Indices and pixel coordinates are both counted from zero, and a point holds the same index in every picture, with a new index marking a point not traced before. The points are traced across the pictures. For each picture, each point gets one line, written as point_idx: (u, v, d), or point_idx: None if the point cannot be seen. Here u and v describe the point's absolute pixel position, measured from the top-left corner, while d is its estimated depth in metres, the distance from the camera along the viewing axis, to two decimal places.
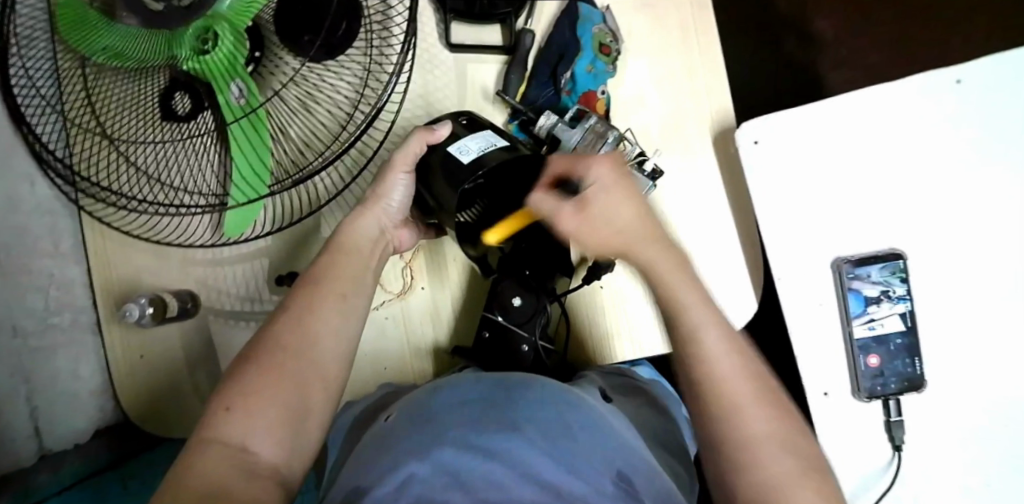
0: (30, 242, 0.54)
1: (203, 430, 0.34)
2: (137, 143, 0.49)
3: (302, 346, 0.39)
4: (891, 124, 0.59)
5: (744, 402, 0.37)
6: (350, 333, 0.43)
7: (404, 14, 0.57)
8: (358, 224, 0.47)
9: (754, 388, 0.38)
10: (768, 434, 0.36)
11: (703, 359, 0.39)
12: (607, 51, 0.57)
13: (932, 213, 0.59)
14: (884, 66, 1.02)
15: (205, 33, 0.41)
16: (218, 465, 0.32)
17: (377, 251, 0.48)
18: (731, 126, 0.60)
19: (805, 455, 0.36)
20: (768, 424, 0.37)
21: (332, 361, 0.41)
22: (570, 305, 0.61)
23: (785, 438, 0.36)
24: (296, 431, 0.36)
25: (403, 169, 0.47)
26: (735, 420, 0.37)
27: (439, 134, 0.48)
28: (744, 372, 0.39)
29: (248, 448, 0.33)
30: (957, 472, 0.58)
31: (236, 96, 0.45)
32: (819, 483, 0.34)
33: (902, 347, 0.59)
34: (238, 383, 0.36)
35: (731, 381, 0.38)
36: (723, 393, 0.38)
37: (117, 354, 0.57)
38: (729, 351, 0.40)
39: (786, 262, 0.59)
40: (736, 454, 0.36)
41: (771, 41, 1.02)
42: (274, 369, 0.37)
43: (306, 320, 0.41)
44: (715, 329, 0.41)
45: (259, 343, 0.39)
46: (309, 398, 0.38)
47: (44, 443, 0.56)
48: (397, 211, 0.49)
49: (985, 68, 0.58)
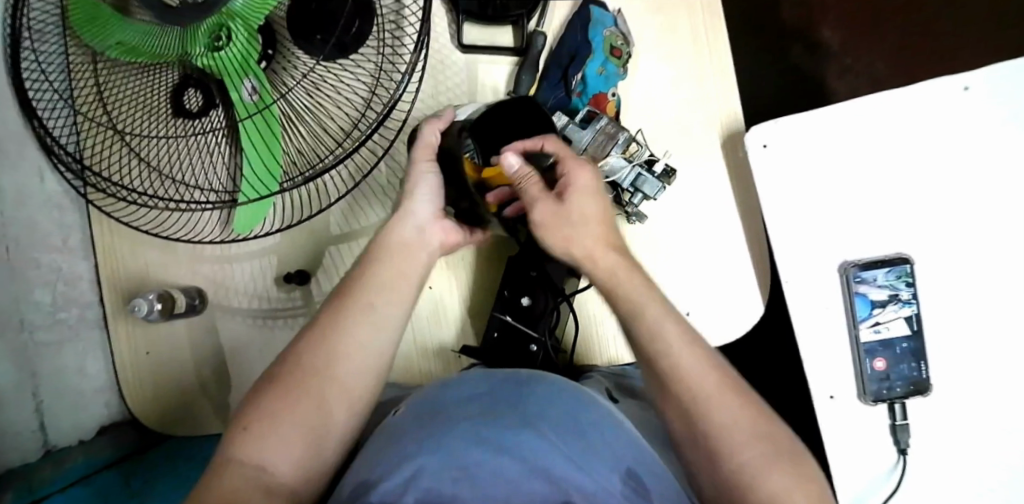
0: (39, 235, 0.54)
1: (230, 449, 0.34)
2: (146, 137, 0.50)
3: (325, 363, 0.39)
4: (898, 132, 0.59)
5: (707, 398, 0.37)
6: (382, 346, 0.42)
7: (418, 14, 0.57)
8: (392, 231, 0.47)
9: (718, 382, 0.38)
10: (737, 425, 0.36)
11: (663, 352, 0.39)
12: (618, 54, 0.58)
13: (937, 219, 0.59)
14: (887, 79, 1.03)
15: (218, 31, 0.41)
16: (240, 483, 0.32)
17: (417, 251, 0.47)
18: (739, 131, 0.61)
19: (771, 432, 0.36)
20: (737, 414, 0.36)
21: (355, 375, 0.40)
22: (579, 303, 0.61)
23: (752, 424, 0.36)
24: (309, 458, 0.36)
25: (426, 159, 0.47)
26: (704, 416, 0.36)
27: (447, 118, 0.48)
28: (703, 361, 0.39)
29: (269, 467, 0.34)
30: (961, 476, 0.59)
31: (249, 93, 0.45)
32: (791, 465, 0.35)
33: (907, 351, 0.59)
34: (261, 401, 0.37)
35: (694, 376, 0.38)
36: (690, 390, 0.37)
37: (124, 351, 0.57)
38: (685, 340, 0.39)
39: (794, 265, 0.60)
40: (710, 446, 0.36)
41: (777, 49, 1.03)
42: (297, 390, 0.37)
43: (332, 337, 0.40)
44: (681, 338, 0.39)
45: (286, 357, 0.39)
46: (331, 417, 0.38)
47: (50, 438, 0.55)
48: (431, 205, 0.48)
49: (993, 76, 0.59)
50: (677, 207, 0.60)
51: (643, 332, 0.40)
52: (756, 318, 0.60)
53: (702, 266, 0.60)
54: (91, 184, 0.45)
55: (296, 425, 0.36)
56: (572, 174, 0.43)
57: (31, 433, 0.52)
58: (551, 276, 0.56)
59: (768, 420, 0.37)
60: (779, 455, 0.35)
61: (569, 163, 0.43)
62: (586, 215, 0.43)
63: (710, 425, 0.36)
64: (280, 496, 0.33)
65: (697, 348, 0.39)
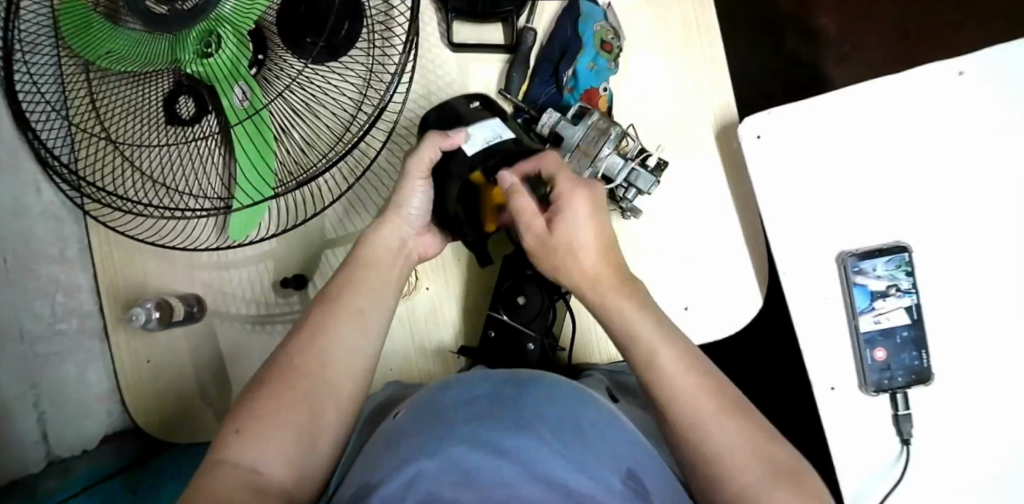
0: (36, 246, 0.54)
1: (213, 453, 0.34)
2: (140, 146, 0.50)
3: (313, 367, 0.40)
4: (894, 118, 0.59)
5: (709, 423, 0.37)
6: (366, 350, 0.42)
7: (406, 14, 0.58)
8: (380, 237, 0.46)
9: (716, 405, 0.37)
10: (737, 447, 0.36)
11: (659, 374, 0.39)
12: (608, 49, 0.57)
13: (936, 205, 0.59)
14: (885, 64, 1.02)
15: (208, 36, 0.41)
16: (229, 484, 0.32)
17: (398, 260, 0.47)
18: (733, 121, 0.60)
19: (773, 455, 0.36)
20: (740, 440, 0.36)
21: (344, 380, 0.40)
22: (576, 302, 0.61)
23: (751, 444, 0.36)
24: (300, 463, 0.36)
25: (420, 177, 0.47)
26: (705, 438, 0.36)
27: (457, 140, 0.46)
28: (700, 384, 0.38)
29: (261, 470, 0.34)
30: (965, 465, 0.58)
31: (240, 99, 0.45)
32: (792, 484, 0.34)
33: (908, 340, 0.58)
34: (249, 405, 0.37)
35: (684, 399, 0.38)
36: (686, 418, 0.37)
37: (125, 360, 0.57)
38: (687, 362, 0.40)
39: (791, 256, 0.59)
40: (707, 469, 0.36)
41: (773, 38, 1.02)
42: (282, 392, 0.38)
43: (319, 342, 0.41)
44: (676, 362, 0.39)
45: (272, 363, 0.40)
46: (318, 418, 0.38)
47: (53, 448, 0.55)
48: (417, 218, 0.49)
49: (989, 59, 0.58)
50: (674, 203, 0.59)
51: (638, 355, 0.40)
52: (755, 311, 0.60)
53: (699, 260, 0.59)
54: (86, 195, 0.45)
55: (282, 429, 0.36)
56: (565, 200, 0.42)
57: (34, 443, 0.52)
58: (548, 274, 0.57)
59: (773, 441, 0.37)
60: (773, 475, 0.34)
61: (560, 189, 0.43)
62: (575, 245, 0.42)
63: (706, 451, 0.36)
64: (279, 496, 0.34)
65: (696, 367, 0.39)
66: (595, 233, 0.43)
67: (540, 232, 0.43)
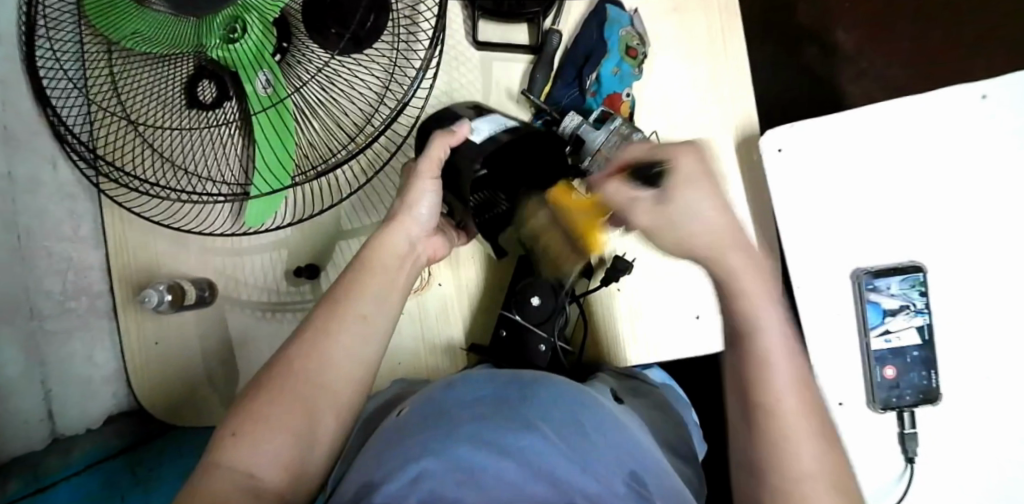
0: (50, 224, 0.54)
1: (210, 457, 0.34)
2: (159, 129, 0.50)
3: (312, 369, 0.39)
4: (913, 138, 0.59)
5: (796, 429, 0.35)
6: (367, 353, 0.42)
7: (433, 10, 0.57)
8: (392, 237, 0.46)
9: (806, 407, 0.36)
10: (812, 457, 0.34)
11: (766, 360, 0.37)
12: (634, 54, 0.57)
13: (950, 227, 0.59)
14: (901, 83, 1.03)
15: (233, 22, 0.42)
16: (223, 494, 0.31)
17: (406, 265, 0.47)
18: (755, 135, 0.60)
19: (837, 465, 0.35)
20: (814, 444, 0.35)
21: (345, 388, 0.40)
22: (589, 304, 0.60)
23: (825, 454, 0.35)
24: (302, 459, 0.36)
25: (430, 175, 0.46)
26: (785, 437, 0.35)
27: (460, 135, 0.46)
28: (796, 383, 0.37)
29: (255, 474, 0.34)
30: (968, 485, 0.58)
31: (263, 86, 0.45)
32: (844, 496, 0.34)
33: (918, 360, 0.59)
34: (246, 407, 0.36)
35: (781, 395, 0.36)
36: (775, 407, 0.36)
37: (133, 341, 0.57)
38: (788, 358, 0.37)
39: (805, 271, 0.59)
40: (791, 474, 0.34)
41: (791, 52, 1.03)
42: (282, 398, 0.37)
43: (320, 341, 0.40)
44: (784, 342, 0.37)
45: (272, 361, 0.39)
46: (318, 424, 0.38)
47: (58, 427, 0.54)
48: (427, 221, 0.48)
49: (1010, 84, 0.58)
50: None
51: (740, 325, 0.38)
52: None
53: (711, 272, 0.60)
54: (104, 174, 0.45)
55: (282, 434, 0.36)
56: (676, 168, 0.37)
57: (39, 422, 0.52)
58: (561, 277, 0.56)
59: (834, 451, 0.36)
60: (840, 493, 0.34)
61: (677, 155, 0.38)
62: (691, 210, 0.37)
63: (786, 447, 0.35)
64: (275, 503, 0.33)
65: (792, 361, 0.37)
66: (716, 210, 0.38)
67: (649, 209, 0.38)
